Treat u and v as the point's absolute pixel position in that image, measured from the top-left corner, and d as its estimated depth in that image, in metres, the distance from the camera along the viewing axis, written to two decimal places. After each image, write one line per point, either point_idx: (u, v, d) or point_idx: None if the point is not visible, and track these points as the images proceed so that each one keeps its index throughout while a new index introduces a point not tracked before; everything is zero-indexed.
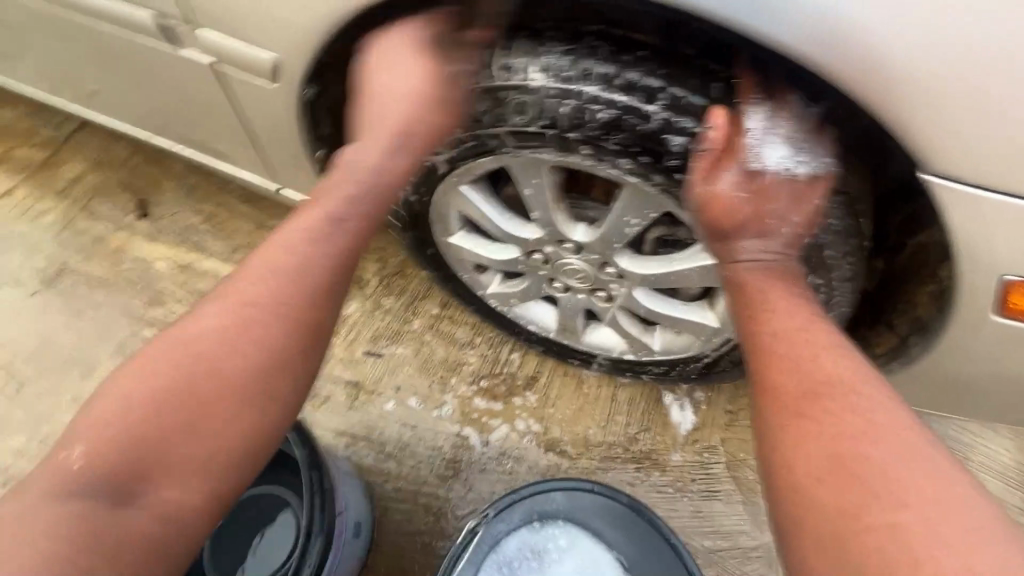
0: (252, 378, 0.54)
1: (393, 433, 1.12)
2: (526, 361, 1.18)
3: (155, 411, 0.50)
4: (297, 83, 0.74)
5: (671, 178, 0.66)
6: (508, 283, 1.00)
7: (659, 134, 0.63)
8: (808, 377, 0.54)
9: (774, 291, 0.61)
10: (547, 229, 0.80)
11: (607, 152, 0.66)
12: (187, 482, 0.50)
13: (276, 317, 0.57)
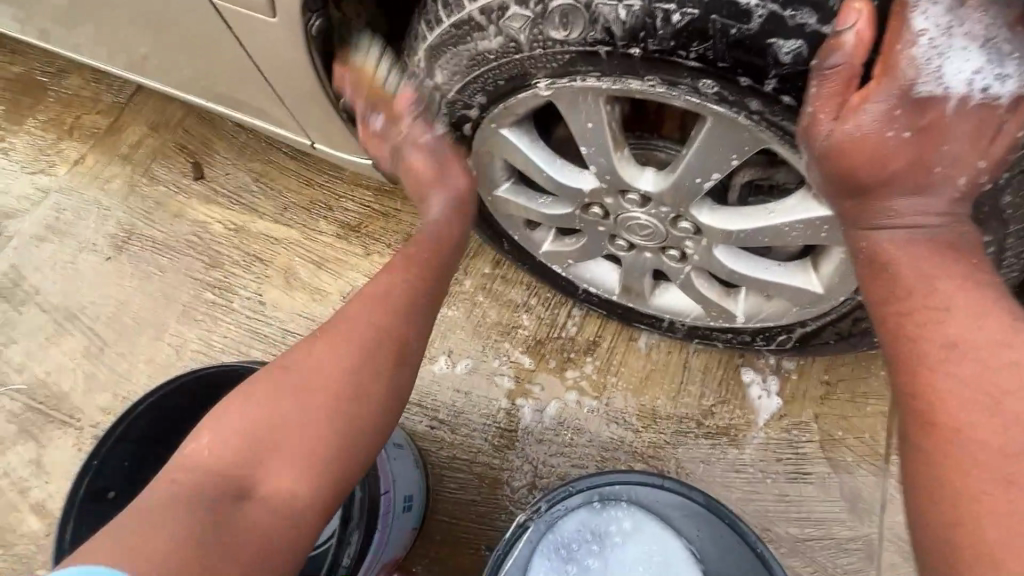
0: (328, 415, 0.56)
1: (446, 399, 1.07)
2: (586, 324, 1.08)
3: (271, 418, 0.55)
4: (297, 11, 0.65)
5: (775, 103, 0.52)
6: (565, 240, 0.89)
7: (761, 38, 0.49)
8: (1010, 423, 0.41)
9: (936, 270, 0.47)
10: (606, 178, 0.66)
11: (686, 72, 0.53)
12: (296, 479, 0.54)
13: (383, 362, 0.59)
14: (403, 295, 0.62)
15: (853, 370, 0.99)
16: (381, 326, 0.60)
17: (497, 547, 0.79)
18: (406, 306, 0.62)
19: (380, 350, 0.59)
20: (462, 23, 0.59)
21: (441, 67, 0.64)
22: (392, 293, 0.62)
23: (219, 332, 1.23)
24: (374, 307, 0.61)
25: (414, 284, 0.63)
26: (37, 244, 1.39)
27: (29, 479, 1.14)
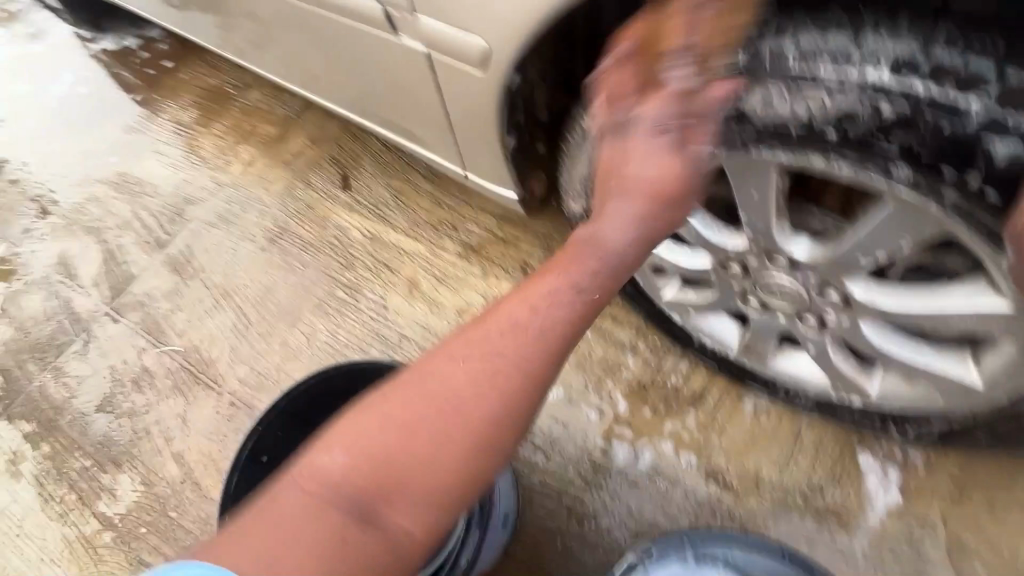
0: (466, 449, 0.54)
1: (544, 425, 1.10)
2: (693, 376, 1.07)
3: (410, 440, 0.53)
4: (506, 68, 0.75)
5: (970, 193, 0.55)
6: (690, 291, 0.90)
7: (969, 134, 0.53)
8: None
9: None
10: (758, 239, 0.72)
11: (860, 157, 0.58)
12: (426, 503, 0.53)
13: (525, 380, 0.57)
14: (553, 326, 0.58)
15: (991, 474, 0.91)
16: (534, 361, 0.57)
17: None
18: (555, 338, 0.58)
19: (522, 388, 0.56)
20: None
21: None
22: (544, 319, 0.58)
23: (345, 328, 1.37)
24: (524, 335, 0.57)
25: (573, 313, 0.59)
26: (207, 229, 1.62)
27: (173, 430, 1.32)
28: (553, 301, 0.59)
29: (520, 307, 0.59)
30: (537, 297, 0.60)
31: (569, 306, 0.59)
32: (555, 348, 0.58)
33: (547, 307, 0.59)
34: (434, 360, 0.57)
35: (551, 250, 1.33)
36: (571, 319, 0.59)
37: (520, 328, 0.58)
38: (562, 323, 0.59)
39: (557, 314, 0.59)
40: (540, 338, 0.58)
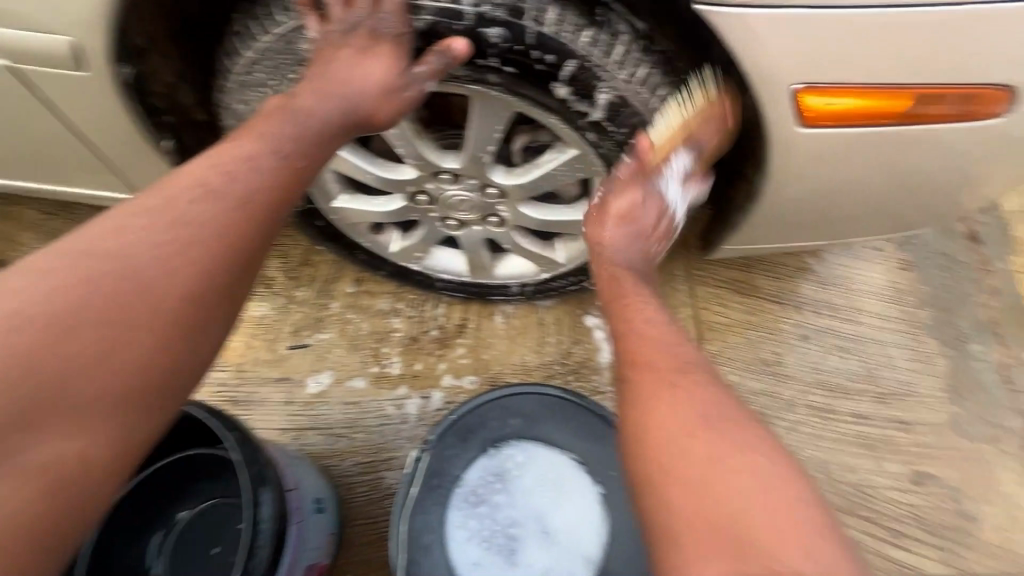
0: (153, 324, 0.55)
1: (339, 413, 1.12)
2: (452, 311, 1.21)
3: (80, 320, 0.52)
4: (109, 63, 0.72)
5: (540, 86, 0.67)
6: (408, 236, 1.03)
7: (524, 47, 0.64)
8: (672, 356, 0.64)
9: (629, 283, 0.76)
10: (419, 163, 0.82)
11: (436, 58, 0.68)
12: (106, 390, 0.52)
13: (215, 250, 0.60)
14: (246, 193, 0.62)
15: (666, 289, 1.23)
16: (222, 231, 0.60)
17: (401, 486, 0.89)
18: (245, 212, 0.62)
19: (217, 261, 0.59)
20: (259, 51, 0.69)
21: (251, 88, 0.74)
22: (234, 184, 0.62)
23: None
24: (207, 201, 0.60)
25: (267, 178, 0.64)
26: None
27: None
28: (243, 163, 0.64)
29: (204, 172, 0.62)
30: (224, 166, 0.63)
31: (259, 172, 0.64)
32: (244, 218, 0.62)
33: (235, 170, 0.63)
34: (111, 237, 0.57)
35: (287, 254, 1.28)
36: (263, 188, 0.64)
37: (205, 193, 0.61)
38: (257, 190, 0.63)
39: (246, 180, 0.63)
40: (227, 196, 0.62)
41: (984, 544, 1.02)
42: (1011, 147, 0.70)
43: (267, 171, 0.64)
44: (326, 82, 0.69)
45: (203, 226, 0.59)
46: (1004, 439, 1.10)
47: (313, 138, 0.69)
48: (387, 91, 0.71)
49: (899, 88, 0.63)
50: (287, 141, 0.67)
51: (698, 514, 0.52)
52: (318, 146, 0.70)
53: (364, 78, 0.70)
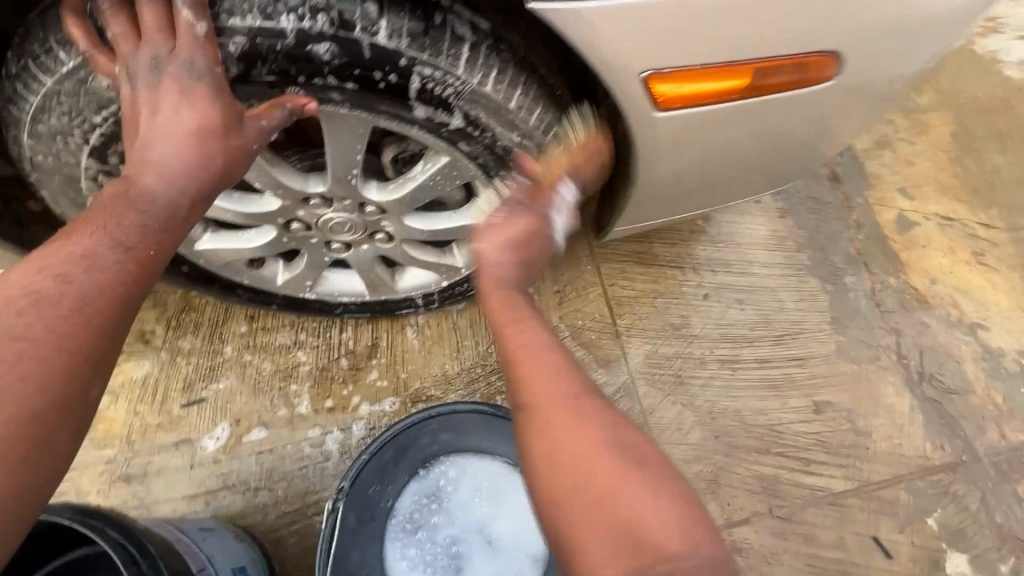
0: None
1: (254, 465, 1.04)
2: (359, 332, 1.15)
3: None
4: None
5: (389, 97, 0.63)
6: (293, 265, 0.95)
7: (361, 57, 0.59)
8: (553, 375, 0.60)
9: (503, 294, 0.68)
10: (281, 191, 0.75)
11: (267, 84, 0.61)
12: None
13: (52, 379, 0.46)
14: (82, 298, 0.49)
15: (573, 272, 1.24)
16: (55, 340, 0.47)
17: (316, 546, 0.79)
18: (85, 315, 0.49)
19: (52, 383, 0.45)
20: (46, 95, 0.58)
21: (49, 141, 0.62)
22: (69, 287, 0.49)
23: None
24: (34, 310, 0.47)
25: (109, 274, 0.51)
26: None
27: None
28: (79, 261, 0.50)
29: (33, 277, 0.49)
30: (53, 266, 0.50)
31: (100, 271, 0.51)
32: (85, 326, 0.48)
33: (71, 270, 0.50)
34: None
35: (164, 303, 1.14)
36: (106, 288, 0.50)
37: (32, 301, 0.47)
38: (98, 290, 0.50)
39: (83, 282, 0.50)
40: (72, 303, 0.48)
41: (879, 453, 1.14)
42: (844, 101, 0.75)
43: (110, 267, 0.51)
44: (144, 151, 0.56)
45: (31, 344, 0.46)
46: (882, 356, 1.23)
47: (166, 231, 0.56)
48: (218, 144, 0.57)
49: (738, 65, 0.66)
50: (130, 230, 0.54)
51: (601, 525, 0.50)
52: (170, 228, 0.56)
53: (180, 135, 0.56)
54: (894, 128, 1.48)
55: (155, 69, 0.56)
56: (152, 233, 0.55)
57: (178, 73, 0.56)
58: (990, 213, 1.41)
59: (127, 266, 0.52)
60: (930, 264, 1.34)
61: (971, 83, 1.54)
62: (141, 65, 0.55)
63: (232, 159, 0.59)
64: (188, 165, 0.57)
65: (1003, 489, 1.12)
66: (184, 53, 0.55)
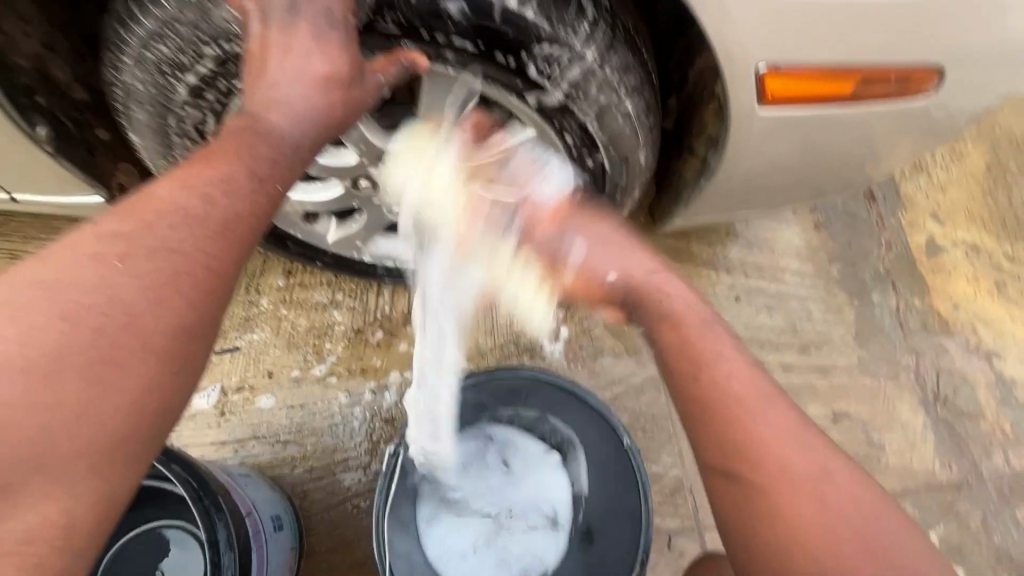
0: (133, 373, 0.45)
1: (283, 419, 1.05)
2: (396, 298, 1.15)
3: (51, 377, 0.42)
4: None
5: (501, 65, 0.63)
6: (347, 223, 0.94)
7: (485, 19, 0.59)
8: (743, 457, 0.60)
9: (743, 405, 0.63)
10: (360, 146, 0.75)
11: (385, 34, 0.61)
12: (79, 478, 0.43)
13: (199, 297, 0.48)
14: (224, 225, 0.50)
15: None
16: (204, 263, 0.49)
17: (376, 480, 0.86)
18: (226, 243, 0.50)
19: (195, 305, 0.48)
20: (164, 20, 0.57)
21: (153, 70, 0.61)
22: (212, 210, 0.50)
23: None
24: (183, 227, 0.49)
25: (245, 202, 0.52)
26: None
27: None
28: (218, 185, 0.51)
29: (181, 192, 0.50)
30: (198, 186, 0.50)
31: (236, 198, 0.51)
32: (225, 250, 0.50)
33: (214, 193, 0.50)
34: (85, 275, 0.46)
35: None
36: (241, 217, 0.51)
37: (182, 219, 0.49)
38: (236, 218, 0.51)
39: (224, 207, 0.50)
40: (218, 229, 0.50)
41: (890, 466, 1.17)
42: (928, 121, 0.77)
43: (248, 196, 0.52)
44: (268, 88, 0.55)
45: (185, 260, 0.48)
46: (900, 375, 1.26)
47: (292, 170, 0.56)
48: (341, 94, 0.57)
49: (842, 73, 0.66)
50: (264, 162, 0.53)
51: (794, 556, 0.56)
52: (298, 165, 0.56)
53: (310, 78, 0.55)
54: (932, 154, 1.50)
55: (292, 10, 0.55)
56: (282, 168, 0.55)
57: (314, 18, 0.55)
58: (1016, 247, 1.44)
59: (261, 200, 0.53)
60: (953, 290, 1.37)
61: (1011, 119, 1.55)
62: (277, 4, 0.55)
63: (352, 109, 0.58)
64: (311, 109, 0.55)
65: (1004, 512, 1.17)
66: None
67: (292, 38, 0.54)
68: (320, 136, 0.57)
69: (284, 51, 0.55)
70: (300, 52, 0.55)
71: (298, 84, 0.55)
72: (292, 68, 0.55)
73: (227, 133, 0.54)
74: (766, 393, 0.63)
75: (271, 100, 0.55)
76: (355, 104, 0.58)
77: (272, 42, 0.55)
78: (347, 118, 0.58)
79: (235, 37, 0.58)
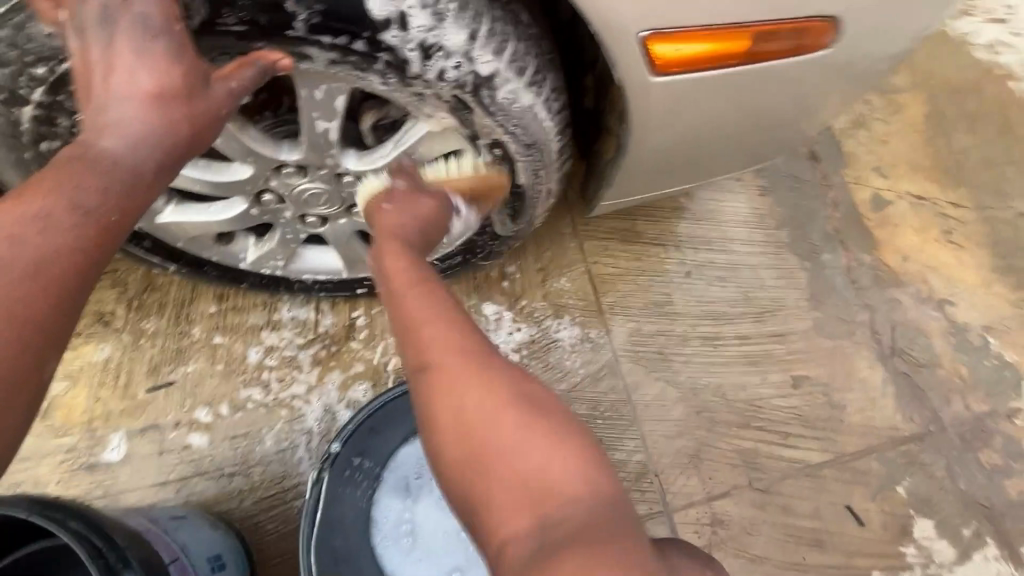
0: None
1: (227, 451, 1.00)
2: (336, 311, 1.10)
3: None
4: None
5: (371, 57, 0.59)
6: (264, 240, 0.90)
7: (342, 8, 0.56)
8: (465, 431, 0.53)
9: (450, 364, 0.55)
10: (253, 160, 0.71)
11: (235, 35, 0.57)
12: None
13: (10, 341, 0.47)
14: (36, 265, 0.49)
15: (556, 249, 1.22)
16: (9, 307, 0.47)
17: (303, 505, 0.83)
18: (38, 283, 0.49)
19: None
20: None
21: None
22: (22, 249, 0.49)
23: None
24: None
25: (66, 238, 0.51)
26: None
27: None
28: (34, 222, 0.50)
29: None
30: (5, 227, 0.49)
31: (56, 235, 0.50)
32: (37, 289, 0.49)
33: (25, 232, 0.49)
34: None
35: (125, 283, 1.08)
36: (62, 253, 0.50)
37: None
38: (54, 253, 0.50)
39: (38, 244, 0.49)
40: (31, 269, 0.49)
41: (853, 425, 1.17)
42: (838, 75, 0.75)
43: (67, 230, 0.51)
44: (101, 112, 0.54)
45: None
46: (856, 332, 1.25)
47: (127, 197, 0.55)
48: (184, 108, 0.55)
49: (730, 31, 0.64)
50: (93, 192, 0.53)
51: (497, 485, 0.51)
52: (136, 192, 0.55)
53: (137, 98, 0.54)
54: (870, 108, 1.50)
55: (107, 21, 0.53)
56: (119, 198, 0.54)
57: (132, 30, 0.53)
58: (959, 193, 1.44)
59: (87, 231, 0.52)
60: (902, 242, 1.37)
61: (945, 67, 1.56)
62: (91, 16, 0.53)
63: (197, 126, 0.57)
64: (145, 131, 0.54)
65: (967, 457, 1.18)
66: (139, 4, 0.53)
67: (115, 59, 0.53)
68: (163, 160, 0.56)
69: (110, 67, 0.53)
70: (123, 72, 0.53)
71: (129, 101, 0.54)
72: (121, 81, 0.53)
73: (55, 165, 0.54)
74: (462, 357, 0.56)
75: (102, 123, 0.54)
76: (200, 118, 0.56)
77: (99, 61, 0.53)
78: (193, 137, 0.57)
79: (62, 53, 0.56)
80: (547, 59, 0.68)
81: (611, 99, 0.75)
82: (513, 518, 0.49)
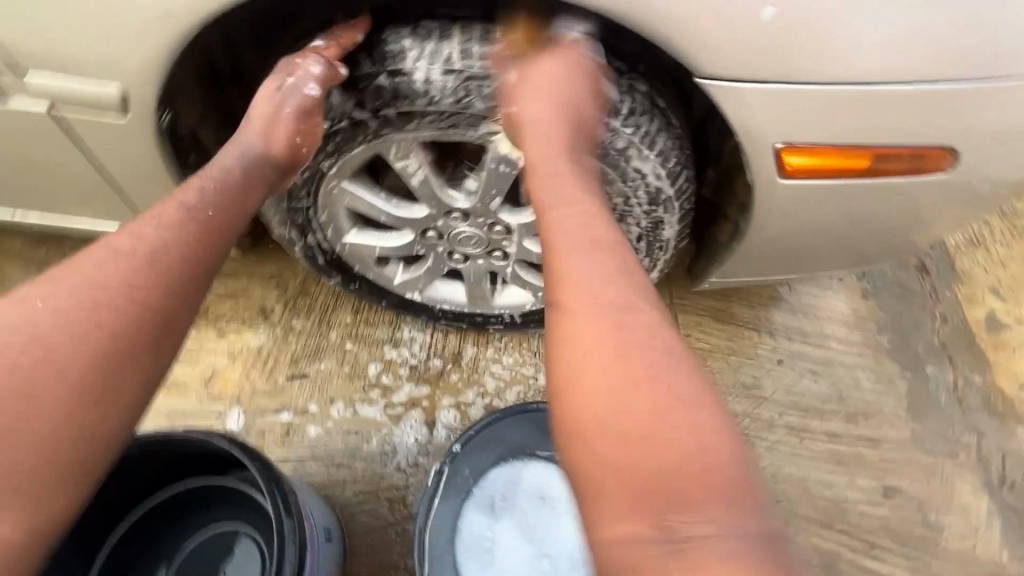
0: (138, 328, 0.57)
1: (340, 443, 1.14)
2: (448, 339, 1.24)
3: (68, 383, 0.54)
4: (150, 110, 0.75)
5: None
6: (411, 269, 1.07)
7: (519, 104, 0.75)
8: (620, 373, 0.50)
9: (583, 309, 0.53)
10: (432, 203, 0.89)
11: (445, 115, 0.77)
12: (107, 419, 0.54)
13: (189, 271, 0.63)
14: (202, 219, 0.67)
15: None
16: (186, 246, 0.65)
17: (425, 492, 0.92)
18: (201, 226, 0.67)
19: (175, 282, 0.62)
20: None
21: None
22: (191, 212, 0.68)
23: None
24: (166, 226, 0.65)
25: (217, 203, 0.71)
26: None
27: None
28: (193, 196, 0.69)
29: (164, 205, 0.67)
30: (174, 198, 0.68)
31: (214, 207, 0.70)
32: (199, 239, 0.66)
33: (188, 201, 0.68)
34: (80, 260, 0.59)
35: (285, 285, 1.29)
36: (221, 216, 0.70)
37: (163, 219, 0.65)
38: (212, 215, 0.69)
39: (202, 211, 0.68)
40: (198, 226, 0.67)
41: (949, 552, 1.11)
42: (956, 196, 0.81)
43: (222, 202, 0.71)
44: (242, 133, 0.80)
45: (188, 243, 0.65)
46: (960, 453, 1.20)
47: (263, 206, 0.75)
48: (281, 126, 0.78)
49: (855, 148, 0.74)
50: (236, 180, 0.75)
51: (628, 461, 0.46)
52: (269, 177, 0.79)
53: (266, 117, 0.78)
54: (989, 229, 1.48)
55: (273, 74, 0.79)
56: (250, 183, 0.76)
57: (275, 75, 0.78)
58: None
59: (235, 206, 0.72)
60: (1019, 369, 1.31)
61: None
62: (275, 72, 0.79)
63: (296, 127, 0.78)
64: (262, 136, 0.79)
65: None
66: (296, 54, 0.78)
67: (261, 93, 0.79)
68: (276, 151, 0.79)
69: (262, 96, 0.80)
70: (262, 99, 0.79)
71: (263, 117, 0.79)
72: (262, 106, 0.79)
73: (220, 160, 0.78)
74: (630, 299, 0.54)
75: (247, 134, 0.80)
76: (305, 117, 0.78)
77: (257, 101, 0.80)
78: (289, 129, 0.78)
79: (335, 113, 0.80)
80: (687, 158, 0.82)
81: (733, 192, 0.86)
82: (634, 502, 0.45)
